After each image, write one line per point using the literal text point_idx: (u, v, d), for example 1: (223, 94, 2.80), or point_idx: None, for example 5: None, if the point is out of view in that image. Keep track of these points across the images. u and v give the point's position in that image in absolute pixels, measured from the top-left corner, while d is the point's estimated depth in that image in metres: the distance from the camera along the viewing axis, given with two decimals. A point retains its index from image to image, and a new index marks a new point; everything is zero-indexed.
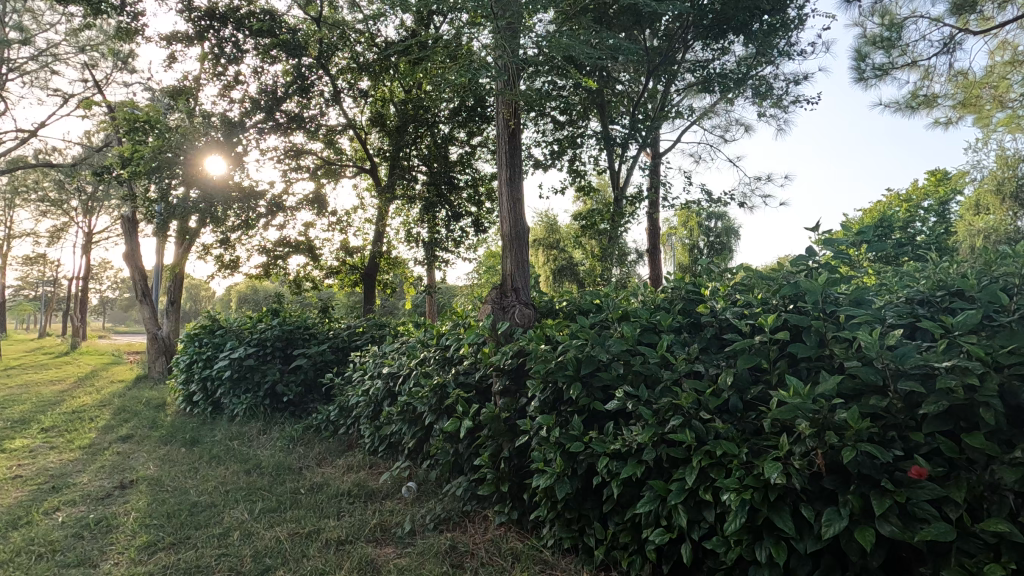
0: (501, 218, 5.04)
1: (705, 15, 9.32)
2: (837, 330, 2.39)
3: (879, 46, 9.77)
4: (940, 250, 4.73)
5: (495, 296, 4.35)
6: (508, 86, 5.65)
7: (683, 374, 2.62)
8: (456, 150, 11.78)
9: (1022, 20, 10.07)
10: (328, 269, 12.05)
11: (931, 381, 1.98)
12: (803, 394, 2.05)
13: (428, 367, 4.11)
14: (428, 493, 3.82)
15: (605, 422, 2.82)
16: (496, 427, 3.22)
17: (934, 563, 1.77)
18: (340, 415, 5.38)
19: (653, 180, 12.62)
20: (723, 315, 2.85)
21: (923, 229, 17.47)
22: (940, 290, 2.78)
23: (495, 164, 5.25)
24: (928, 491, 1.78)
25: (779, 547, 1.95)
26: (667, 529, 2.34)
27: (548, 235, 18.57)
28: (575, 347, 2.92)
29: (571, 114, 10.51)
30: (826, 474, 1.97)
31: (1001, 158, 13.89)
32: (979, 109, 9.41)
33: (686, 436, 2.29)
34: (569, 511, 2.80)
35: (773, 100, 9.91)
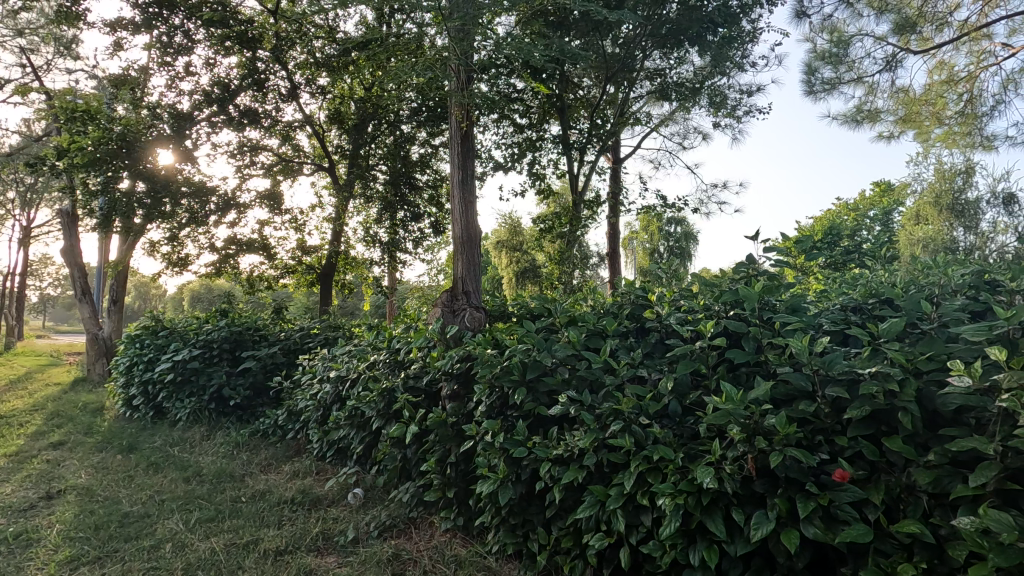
0: (453, 219, 5.01)
1: (661, 25, 9.51)
2: (773, 337, 2.46)
3: (827, 61, 10.21)
4: (878, 257, 4.94)
5: (446, 299, 4.31)
6: (464, 87, 5.61)
7: (625, 380, 2.65)
8: (416, 149, 11.73)
9: (958, 41, 10.67)
10: (283, 268, 11.75)
11: (857, 387, 2.05)
12: (736, 400, 2.08)
13: (377, 370, 4.03)
14: (375, 499, 3.76)
15: (550, 427, 2.82)
16: (442, 433, 3.18)
17: (854, 563, 1.83)
18: (288, 420, 5.22)
19: (614, 185, 12.86)
20: (667, 321, 2.87)
21: (868, 238, 18.31)
22: (872, 298, 2.90)
23: (448, 165, 5.21)
24: (850, 494, 1.84)
25: (712, 550, 1.98)
26: (607, 533, 2.35)
27: (511, 237, 18.60)
28: (521, 352, 2.89)
29: (531, 117, 10.58)
30: (757, 478, 2.01)
31: (939, 171, 14.66)
32: (918, 124, 10.00)
33: (625, 441, 2.31)
34: (513, 517, 2.79)
35: (727, 110, 10.25)
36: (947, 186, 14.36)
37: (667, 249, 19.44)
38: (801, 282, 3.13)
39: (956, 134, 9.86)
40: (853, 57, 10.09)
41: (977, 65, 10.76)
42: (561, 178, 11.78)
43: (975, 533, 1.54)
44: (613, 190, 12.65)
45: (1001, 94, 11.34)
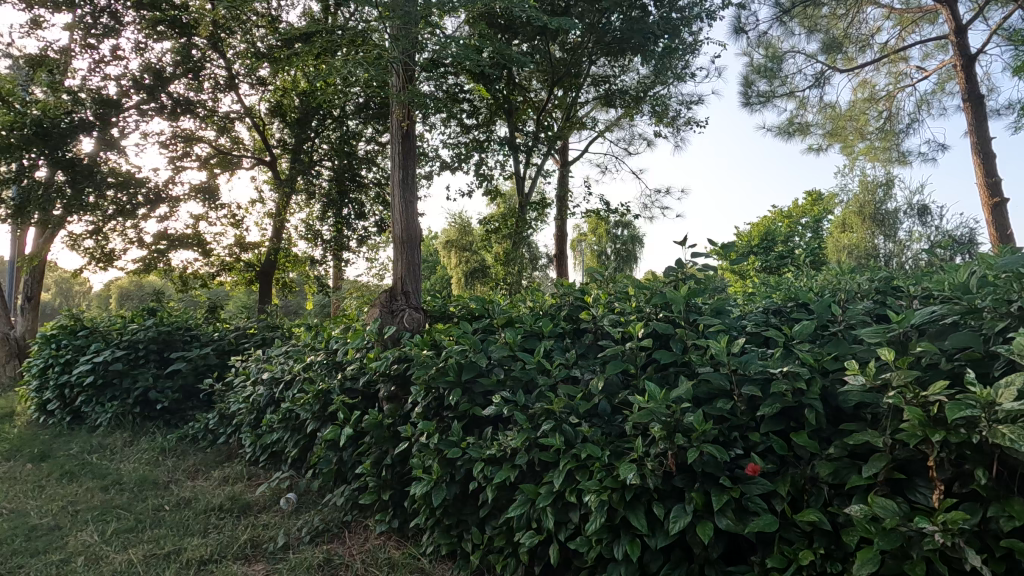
0: (393, 219, 4.95)
1: (606, 33, 9.72)
2: (697, 338, 2.57)
3: (763, 75, 10.77)
4: (806, 262, 5.21)
5: (385, 299, 4.27)
6: (408, 83, 5.55)
7: (558, 380, 2.71)
8: (363, 146, 11.59)
9: (880, 61, 11.45)
10: (219, 264, 11.31)
11: (769, 386, 2.17)
12: (659, 399, 2.16)
13: (314, 371, 3.94)
14: (308, 504, 3.67)
15: (485, 427, 2.83)
16: (377, 434, 3.15)
17: (761, 552, 1.94)
18: (219, 423, 5.01)
19: (562, 187, 13.06)
20: (601, 322, 2.94)
21: (799, 245, 19.36)
22: (790, 301, 3.07)
23: (389, 164, 5.14)
24: (759, 486, 1.95)
25: (634, 544, 2.06)
26: (538, 530, 2.40)
27: (460, 237, 18.60)
28: (456, 353, 2.90)
29: (479, 117, 10.62)
30: (677, 473, 2.11)
31: (865, 183, 15.62)
32: (844, 137, 11.37)
33: (555, 440, 2.35)
34: (447, 517, 2.80)
35: (668, 119, 10.85)
36: (869, 197, 15.36)
37: (613, 251, 19.85)
38: (727, 285, 3.28)
39: (878, 148, 11.45)
40: (786, 72, 10.72)
41: (894, 86, 11.68)
42: (508, 179, 11.85)
43: (864, 520, 1.67)
44: (561, 193, 12.88)
45: (916, 114, 12.37)
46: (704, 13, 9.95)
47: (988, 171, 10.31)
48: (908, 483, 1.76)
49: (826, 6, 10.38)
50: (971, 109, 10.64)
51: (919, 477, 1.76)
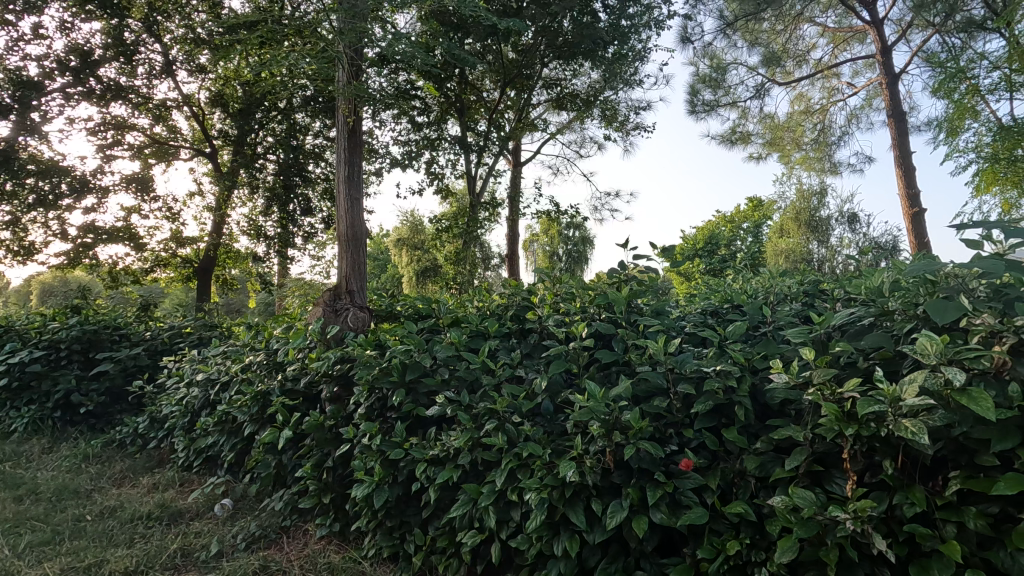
0: (338, 216, 4.85)
1: (558, 36, 9.85)
2: (638, 338, 2.64)
3: (707, 85, 11.22)
4: (744, 266, 5.44)
5: (329, 298, 4.16)
6: (356, 77, 5.44)
7: (503, 380, 2.72)
8: (310, 140, 11.32)
9: (814, 76, 12.13)
10: (153, 260, 10.78)
11: (703, 384, 2.25)
12: (598, 398, 2.21)
13: (252, 371, 3.81)
14: (245, 509, 3.55)
15: (428, 428, 2.81)
16: (318, 437, 3.08)
17: (693, 543, 2.02)
18: (149, 427, 4.76)
19: (514, 188, 13.14)
20: (546, 322, 2.97)
21: (741, 248, 20.21)
22: (727, 303, 3.20)
23: (334, 160, 5.02)
24: (692, 481, 2.03)
25: (573, 540, 2.10)
26: (480, 530, 2.41)
27: (411, 235, 18.39)
28: (401, 353, 2.87)
29: (430, 115, 10.56)
30: (615, 469, 2.16)
31: (801, 191, 16.46)
32: (782, 146, 12.17)
33: (497, 439, 2.37)
34: (389, 519, 2.77)
35: (618, 123, 11.20)
36: (805, 204, 16.20)
37: (565, 252, 20.11)
38: (668, 285, 3.39)
39: (811, 158, 12.32)
40: (729, 82, 11.20)
41: (827, 100, 12.41)
42: (459, 179, 11.83)
43: (786, 510, 1.76)
44: (513, 193, 12.96)
45: (846, 127, 13.18)
46: (652, 22, 10.25)
47: (908, 183, 11.07)
48: (825, 474, 1.87)
49: (766, 22, 10.90)
50: (894, 124, 11.39)
51: (835, 469, 1.87)
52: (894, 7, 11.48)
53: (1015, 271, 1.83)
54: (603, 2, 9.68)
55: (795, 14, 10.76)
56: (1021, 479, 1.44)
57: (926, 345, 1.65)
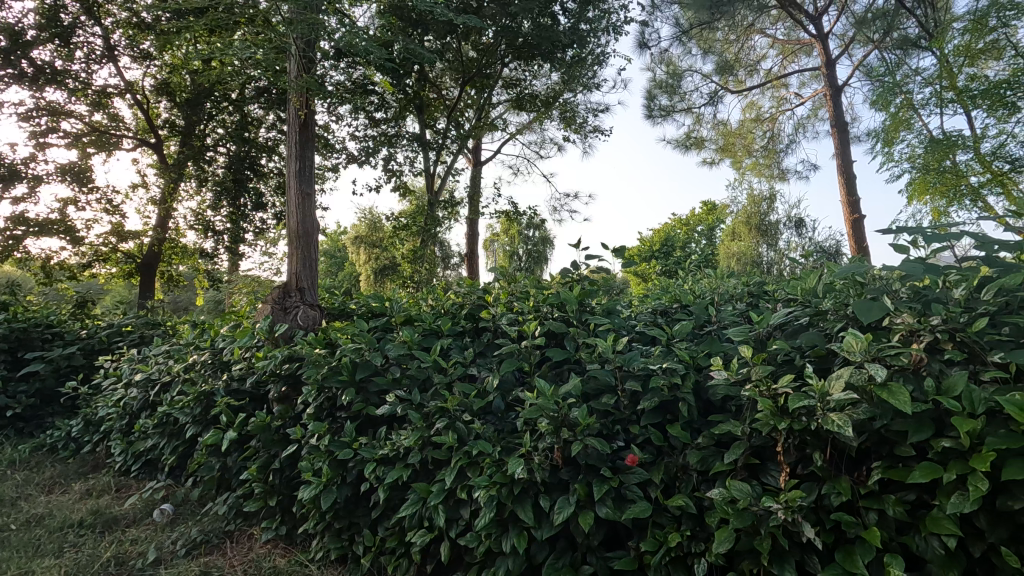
0: (289, 211, 4.73)
1: (516, 37, 9.81)
2: (588, 337, 2.68)
3: (664, 90, 11.53)
4: (696, 266, 5.58)
5: (277, 295, 4.05)
6: (309, 69, 5.30)
7: (454, 378, 2.71)
8: (264, 133, 11.01)
9: (764, 85, 12.62)
10: (92, 255, 10.25)
11: (649, 381, 2.31)
12: (547, 395, 2.23)
13: (195, 370, 3.67)
14: (186, 514, 3.42)
15: (379, 427, 2.78)
16: (264, 438, 3.00)
17: (637, 537, 2.07)
18: (84, 431, 4.51)
19: (474, 187, 13.12)
20: (499, 321, 2.98)
21: (695, 251, 20.83)
22: (676, 303, 3.27)
23: (285, 154, 4.89)
24: (637, 475, 2.08)
25: (522, 537, 2.11)
26: (429, 529, 2.40)
27: (369, 233, 18.08)
28: (351, 351, 2.82)
29: (388, 112, 10.42)
30: (563, 466, 2.19)
31: (752, 196, 17.05)
32: (734, 153, 12.62)
33: (447, 438, 2.36)
34: (338, 520, 2.73)
35: (577, 125, 11.36)
36: (755, 209, 16.79)
37: (525, 252, 20.20)
38: (620, 285, 3.45)
39: (761, 165, 12.85)
40: (684, 88, 11.52)
41: (776, 109, 12.93)
42: (417, 176, 11.73)
43: (723, 502, 1.83)
44: (473, 192, 12.93)
45: (793, 136, 13.77)
46: (609, 27, 10.43)
47: (850, 190, 11.65)
48: (761, 467, 1.95)
49: (719, 32, 11.26)
50: (838, 134, 11.94)
51: (771, 462, 1.96)
52: (838, 22, 12.04)
53: (933, 272, 1.94)
54: (563, 5, 9.76)
55: (747, 25, 11.15)
56: (933, 467, 1.54)
57: (852, 343, 1.74)
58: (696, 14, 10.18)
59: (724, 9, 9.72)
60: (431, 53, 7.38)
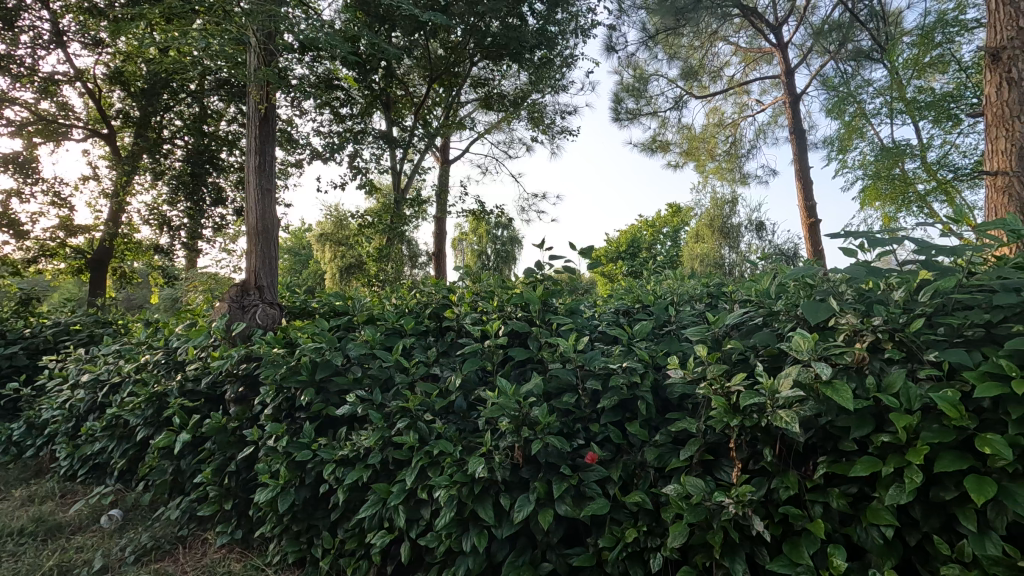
0: (248, 208, 4.61)
1: (485, 37, 9.84)
2: (550, 336, 2.70)
3: (630, 94, 11.73)
4: (661, 267, 5.68)
5: (235, 294, 3.94)
6: (270, 61, 5.17)
7: (417, 378, 2.69)
8: (224, 126, 10.71)
9: (727, 91, 12.96)
10: (38, 250, 9.79)
11: (609, 380, 2.34)
12: (509, 394, 2.24)
13: (147, 371, 3.54)
14: (136, 520, 3.29)
15: (339, 428, 2.73)
16: (220, 439, 2.93)
17: (595, 533, 2.11)
18: (26, 434, 4.31)
19: (442, 186, 13.06)
20: (463, 320, 2.97)
21: (660, 252, 21.20)
22: (638, 303, 3.33)
23: (244, 149, 4.77)
24: (595, 473, 2.11)
25: (482, 535, 2.12)
26: (389, 530, 2.38)
27: (335, 231, 17.76)
28: (311, 350, 2.78)
29: (354, 108, 10.27)
30: (524, 464, 2.21)
31: (715, 199, 17.47)
32: (698, 157, 12.94)
33: (408, 438, 2.35)
34: (296, 523, 2.68)
35: (544, 126, 11.45)
36: (718, 212, 17.21)
37: (494, 251, 20.20)
38: (584, 285, 3.48)
39: (724, 169, 13.20)
40: (650, 92, 11.75)
41: (738, 115, 13.30)
42: (384, 174, 11.60)
43: (678, 498, 1.87)
44: (441, 191, 12.87)
45: (754, 141, 14.19)
46: (578, 30, 10.53)
47: (807, 196, 12.08)
48: (715, 463, 2.01)
49: (684, 38, 11.50)
50: (796, 141, 12.36)
51: (724, 458, 2.01)
52: (797, 32, 12.45)
53: (874, 275, 2.03)
54: (531, 7, 9.81)
55: (711, 33, 11.43)
56: (873, 461, 1.62)
57: (800, 342, 1.81)
58: (662, 20, 10.36)
59: (689, 16, 9.90)
60: (395, 49, 7.45)
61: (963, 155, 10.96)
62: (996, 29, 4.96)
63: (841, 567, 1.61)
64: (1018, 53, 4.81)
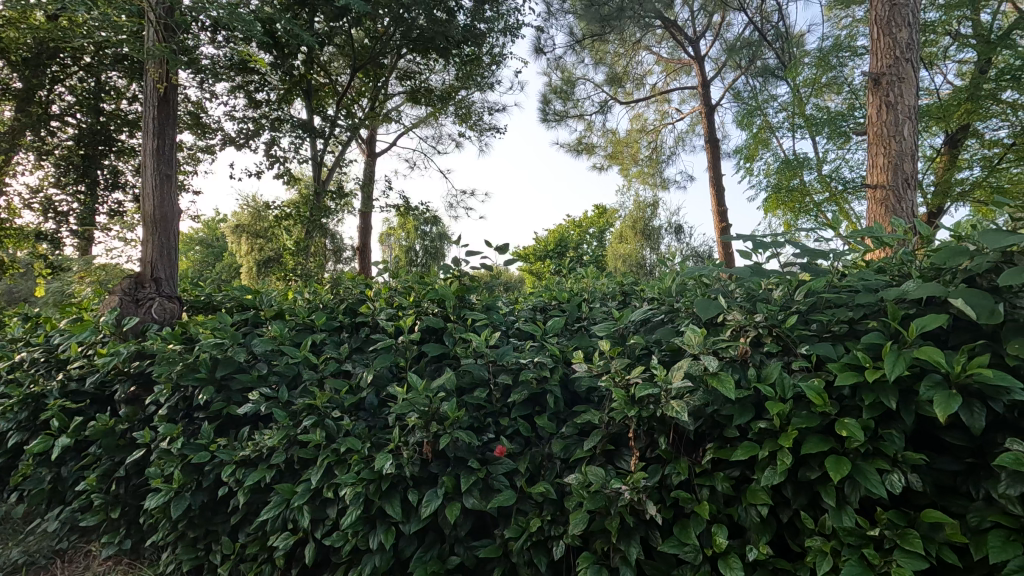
0: (144, 195, 4.30)
1: (412, 28, 9.66)
2: (465, 331, 2.70)
3: (558, 95, 11.98)
4: (585, 267, 5.83)
5: (128, 286, 3.67)
6: (173, 36, 4.80)
7: (327, 374, 2.62)
8: (125, 105, 9.89)
9: (648, 98, 13.51)
10: None
11: (519, 375, 2.38)
12: (418, 389, 2.23)
13: (21, 369, 3.21)
14: (6, 533, 2.99)
15: (241, 427, 2.61)
16: (106, 443, 2.71)
17: (501, 525, 2.14)
18: None
19: (368, 179, 12.73)
20: (377, 315, 2.92)
21: (586, 253, 21.74)
22: (555, 300, 3.40)
23: (141, 130, 4.43)
24: (503, 466, 2.15)
25: (389, 532, 2.10)
26: (294, 531, 2.31)
27: (252, 222, 16.82)
28: (211, 347, 2.63)
29: (272, 93, 9.77)
30: (433, 460, 2.21)
31: (638, 202, 18.14)
32: (621, 160, 13.44)
33: (314, 436, 2.28)
34: (192, 529, 2.54)
35: (472, 123, 11.44)
36: (641, 214, 17.90)
37: (422, 247, 19.90)
38: (504, 282, 3.51)
39: (646, 173, 13.77)
40: (577, 95, 12.04)
41: (659, 121, 13.91)
42: (304, 164, 11.12)
43: (580, 486, 1.95)
44: (366, 184, 12.54)
45: (674, 147, 14.90)
46: (507, 29, 10.60)
47: (719, 201, 12.84)
48: (616, 452, 2.10)
49: (610, 44, 11.88)
50: (710, 150, 13.11)
51: (624, 447, 2.11)
52: (712, 47, 13.19)
53: (760, 274, 2.20)
54: (459, 3, 9.74)
55: (634, 42, 11.88)
56: (752, 446, 1.76)
57: (692, 337, 1.93)
58: (588, 25, 10.60)
59: (613, 23, 10.24)
60: (313, 33, 7.22)
61: (852, 169, 12.09)
62: (877, 57, 5.48)
63: (722, 544, 1.74)
64: (894, 80, 5.37)
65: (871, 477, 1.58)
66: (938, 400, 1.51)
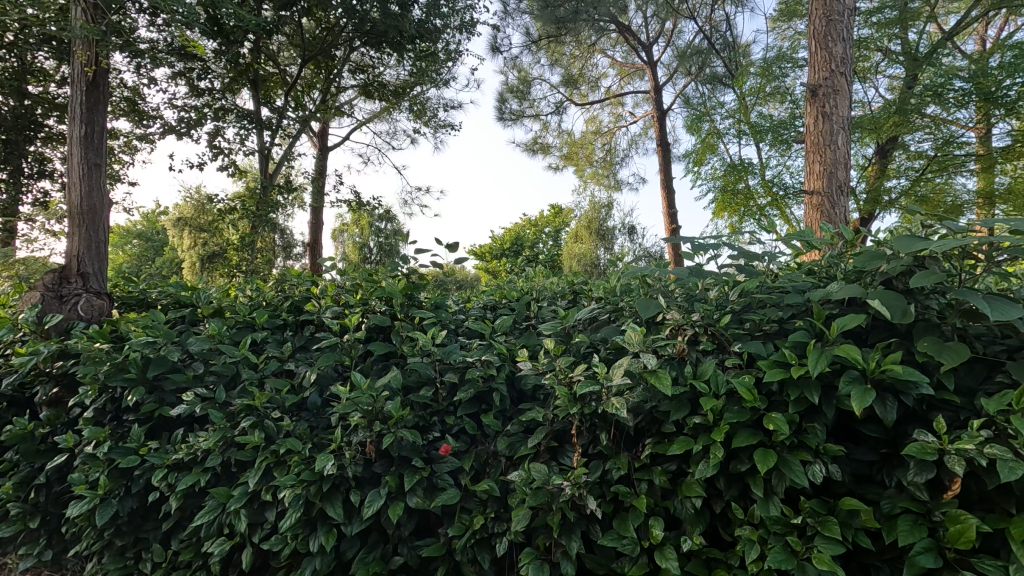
0: (70, 185, 4.04)
1: (365, 22, 9.42)
2: (412, 330, 2.67)
3: (514, 95, 12.03)
4: (538, 266, 5.88)
5: (51, 281, 3.46)
6: (106, 17, 4.54)
7: (268, 374, 2.54)
8: (54, 88, 9.29)
9: (602, 100, 13.72)
10: None
11: (466, 373, 2.38)
12: (361, 389, 2.20)
13: None
14: None
15: (175, 429, 2.51)
16: (24, 448, 2.54)
17: (445, 523, 2.14)
18: None
19: (319, 173, 12.41)
20: (322, 314, 2.85)
21: (543, 252, 21.91)
22: (505, 299, 3.42)
23: (67, 116, 4.16)
24: (448, 464, 2.15)
25: (330, 534, 2.06)
26: (229, 536, 2.24)
27: (196, 216, 16.12)
28: (141, 345, 2.50)
29: (216, 81, 9.37)
30: (376, 459, 2.18)
31: (594, 202, 18.43)
32: (576, 161, 13.64)
33: (253, 437, 2.21)
34: (120, 537, 2.42)
35: (426, 119, 11.35)
36: (595, 215, 18.19)
37: (377, 244, 19.58)
38: (455, 281, 3.49)
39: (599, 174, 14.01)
40: (532, 95, 12.11)
41: (613, 124, 14.17)
42: (250, 156, 10.73)
43: (523, 483, 1.96)
44: (317, 178, 12.22)
45: (627, 150, 15.23)
46: (462, 25, 10.55)
47: (670, 203, 13.21)
48: (560, 449, 2.13)
49: (566, 46, 12.02)
50: (661, 153, 13.47)
51: (568, 444, 2.14)
52: (664, 53, 13.54)
53: (698, 275, 2.28)
54: None
55: (589, 45, 12.06)
56: (686, 440, 1.82)
57: (632, 336, 1.98)
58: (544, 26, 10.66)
59: (568, 25, 10.35)
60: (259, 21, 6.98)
61: (792, 175, 12.67)
62: (815, 69, 5.77)
63: (658, 536, 1.79)
64: (830, 91, 5.66)
65: (795, 468, 1.67)
66: (855, 394, 1.61)
